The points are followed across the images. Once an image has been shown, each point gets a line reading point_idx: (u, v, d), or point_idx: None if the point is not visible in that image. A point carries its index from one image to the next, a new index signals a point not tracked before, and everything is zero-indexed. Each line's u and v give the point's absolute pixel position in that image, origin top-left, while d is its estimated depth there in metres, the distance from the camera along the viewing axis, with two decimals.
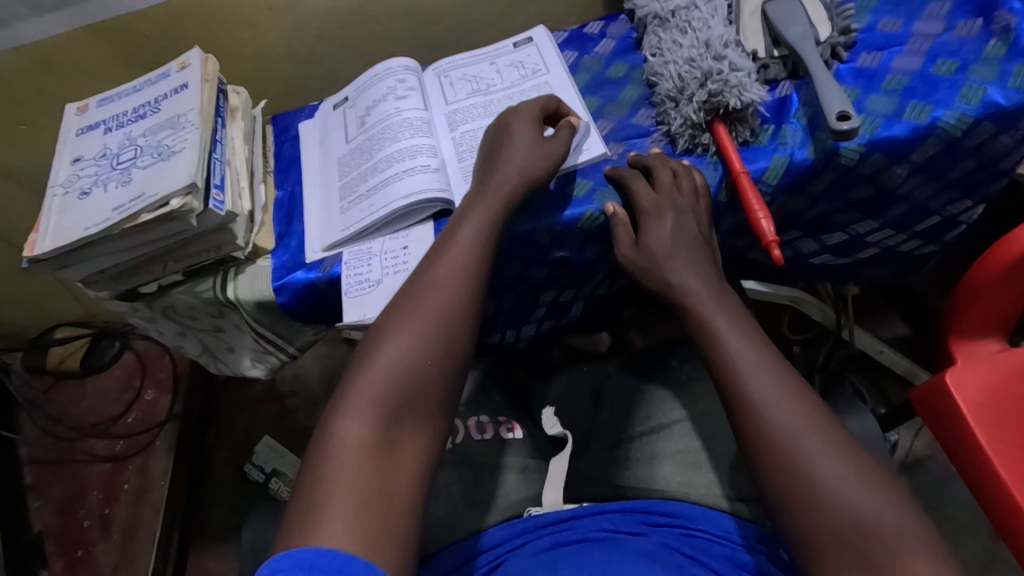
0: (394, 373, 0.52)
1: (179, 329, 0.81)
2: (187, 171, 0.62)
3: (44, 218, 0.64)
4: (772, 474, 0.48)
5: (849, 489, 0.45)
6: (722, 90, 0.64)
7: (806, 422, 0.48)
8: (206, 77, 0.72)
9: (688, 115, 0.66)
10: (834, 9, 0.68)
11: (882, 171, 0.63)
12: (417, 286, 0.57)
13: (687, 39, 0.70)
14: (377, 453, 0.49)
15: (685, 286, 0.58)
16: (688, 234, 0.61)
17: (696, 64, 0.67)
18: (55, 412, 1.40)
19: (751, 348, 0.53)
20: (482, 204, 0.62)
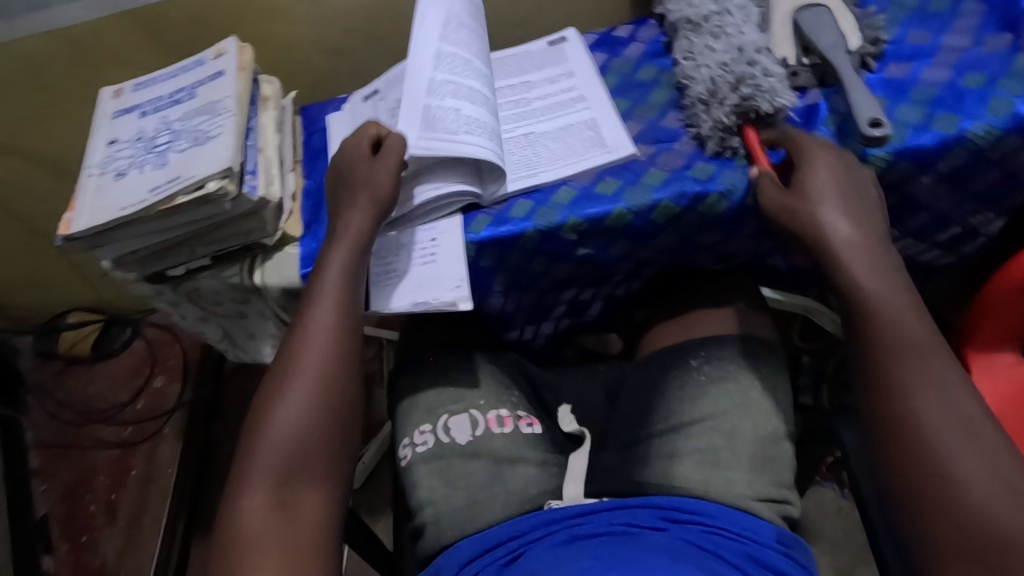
0: (288, 437, 0.55)
1: (201, 314, 0.81)
2: (225, 155, 0.63)
3: (80, 197, 0.65)
4: (899, 456, 0.51)
5: (981, 486, 0.47)
6: (755, 94, 0.66)
7: (950, 417, 0.50)
8: (241, 65, 0.73)
9: (719, 119, 0.67)
10: (864, 20, 0.70)
11: (908, 179, 0.64)
12: (292, 345, 0.60)
13: (719, 43, 0.71)
14: (280, 515, 0.52)
15: (828, 236, 0.58)
16: (848, 193, 0.60)
17: (729, 69, 0.68)
18: (63, 397, 1.40)
19: (912, 326, 0.54)
20: (336, 252, 0.63)
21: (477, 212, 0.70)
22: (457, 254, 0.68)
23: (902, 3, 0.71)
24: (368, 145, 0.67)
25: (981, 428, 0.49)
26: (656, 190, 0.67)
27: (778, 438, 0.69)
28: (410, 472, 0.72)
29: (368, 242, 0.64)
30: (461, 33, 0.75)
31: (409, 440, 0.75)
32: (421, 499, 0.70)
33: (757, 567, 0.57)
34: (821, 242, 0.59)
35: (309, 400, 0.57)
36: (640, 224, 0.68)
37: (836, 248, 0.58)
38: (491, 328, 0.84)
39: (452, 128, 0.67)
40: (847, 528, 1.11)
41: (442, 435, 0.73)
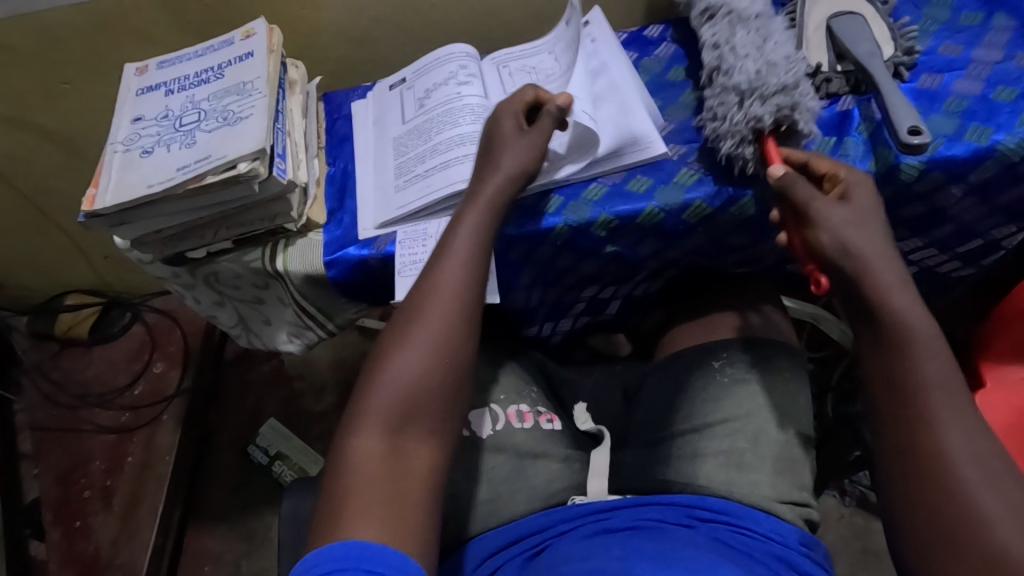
0: (409, 387, 0.54)
1: (217, 298, 0.80)
2: (257, 135, 0.62)
3: (105, 173, 0.64)
4: (928, 493, 0.50)
5: (1010, 527, 0.47)
6: (797, 105, 0.63)
7: (978, 457, 0.50)
8: (271, 47, 0.72)
9: (756, 113, 0.63)
10: (897, 30, 0.70)
11: (939, 189, 0.64)
12: (413, 304, 0.58)
13: (769, 42, 0.68)
14: (393, 463, 0.50)
15: (863, 253, 0.56)
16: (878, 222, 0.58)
17: (776, 69, 0.65)
18: (59, 379, 1.37)
19: (939, 355, 0.53)
20: (471, 212, 0.62)
21: None
22: None
23: (934, 16, 0.72)
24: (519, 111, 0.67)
25: (1000, 467, 0.50)
26: (689, 190, 0.67)
27: (801, 442, 0.69)
28: None
29: (501, 206, 0.63)
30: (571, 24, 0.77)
31: None
32: None
33: (782, 566, 0.57)
34: (856, 260, 0.56)
35: (433, 355, 0.55)
36: (670, 223, 0.68)
37: (874, 266, 0.55)
38: (510, 323, 0.83)
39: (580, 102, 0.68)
40: (848, 536, 1.12)
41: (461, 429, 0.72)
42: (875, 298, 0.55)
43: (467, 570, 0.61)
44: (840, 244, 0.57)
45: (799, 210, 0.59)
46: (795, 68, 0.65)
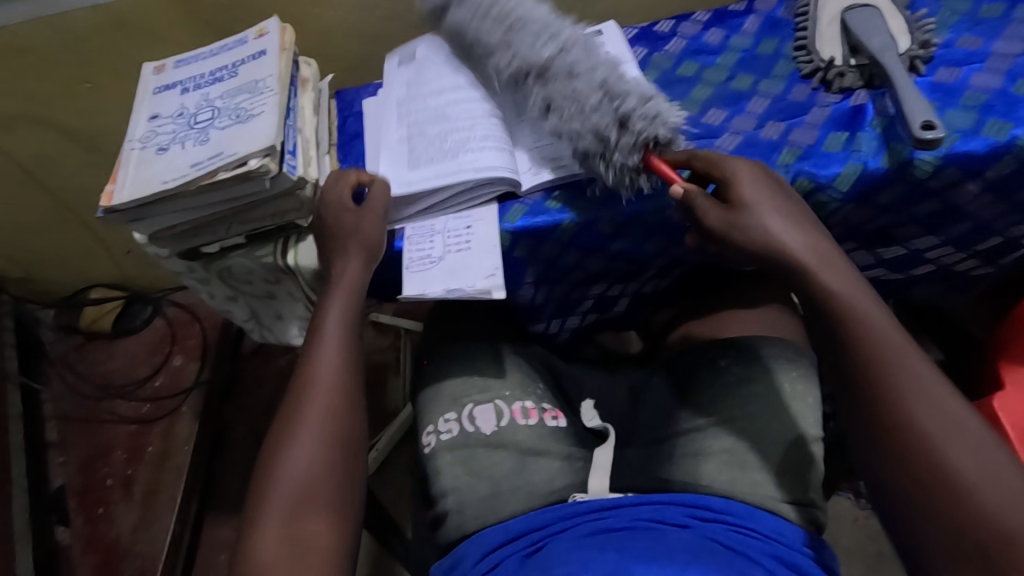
0: (300, 482, 0.55)
1: (231, 293, 0.82)
2: (268, 132, 0.63)
3: (123, 169, 0.66)
4: (898, 459, 0.49)
5: (983, 487, 0.46)
6: (647, 125, 0.64)
7: (947, 419, 0.48)
8: (283, 46, 0.73)
9: (624, 162, 0.64)
10: (914, 22, 0.69)
11: (954, 186, 0.62)
12: (297, 396, 0.60)
13: (580, 82, 0.68)
14: (293, 549, 0.51)
15: (778, 243, 0.57)
16: (788, 205, 0.60)
17: (601, 108, 0.66)
18: (84, 370, 1.42)
19: (885, 326, 0.53)
20: (336, 301, 0.65)
21: (512, 202, 0.70)
22: (493, 243, 0.67)
23: (953, 8, 0.70)
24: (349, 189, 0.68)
25: (966, 425, 0.48)
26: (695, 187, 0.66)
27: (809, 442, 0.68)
28: (434, 460, 0.72)
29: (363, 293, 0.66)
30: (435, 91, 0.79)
31: (433, 428, 0.75)
32: (444, 486, 0.70)
33: (784, 567, 0.56)
34: (781, 254, 0.57)
35: (321, 441, 0.57)
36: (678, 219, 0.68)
37: (791, 251, 0.57)
38: (517, 320, 0.83)
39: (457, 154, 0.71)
40: (862, 539, 1.10)
41: (467, 424, 0.73)
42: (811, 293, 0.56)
43: (468, 564, 0.61)
44: (758, 244, 0.58)
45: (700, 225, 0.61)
46: (618, 99, 0.66)
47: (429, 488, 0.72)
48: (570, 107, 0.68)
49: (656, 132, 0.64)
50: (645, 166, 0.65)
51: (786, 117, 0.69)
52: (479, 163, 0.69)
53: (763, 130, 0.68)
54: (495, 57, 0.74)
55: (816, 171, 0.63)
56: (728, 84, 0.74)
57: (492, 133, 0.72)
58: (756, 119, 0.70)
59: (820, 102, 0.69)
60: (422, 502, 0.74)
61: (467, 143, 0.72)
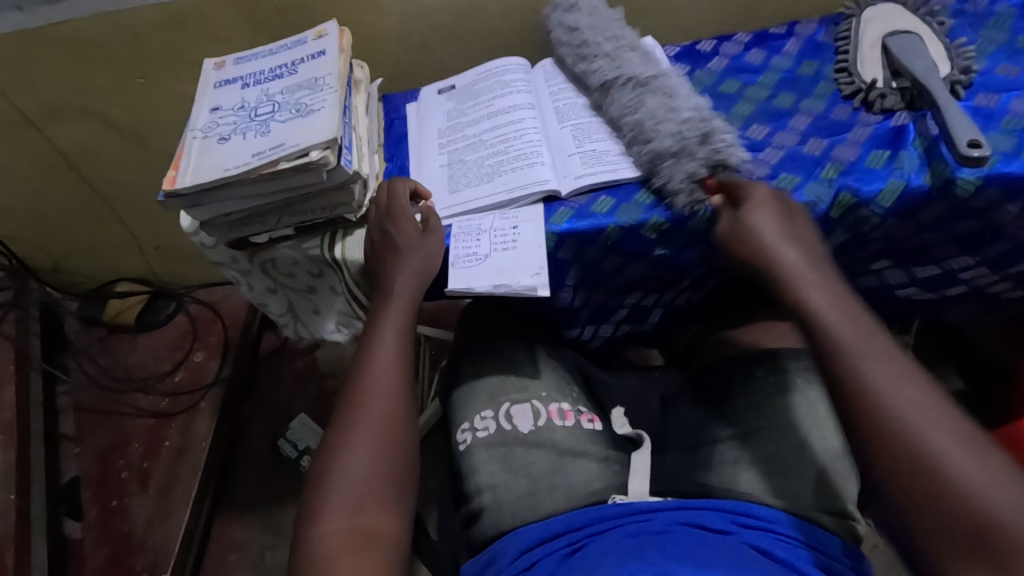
0: (363, 473, 0.56)
1: (271, 286, 0.84)
2: (329, 127, 0.65)
3: (185, 157, 0.68)
4: (874, 443, 0.48)
5: (957, 456, 0.46)
6: (727, 148, 0.68)
7: (908, 385, 0.50)
8: (341, 48, 0.76)
9: (690, 170, 0.67)
10: (955, 50, 0.71)
11: (994, 206, 0.64)
12: (356, 389, 0.62)
13: (684, 100, 0.73)
14: (361, 541, 0.52)
15: (777, 259, 0.60)
16: (798, 223, 0.63)
17: (692, 122, 0.70)
18: (105, 362, 1.43)
19: (848, 311, 0.55)
20: (391, 311, 0.66)
21: (557, 204, 0.71)
22: (538, 243, 0.68)
23: (991, 38, 0.73)
24: (406, 194, 0.72)
25: (964, 424, 0.47)
26: None
27: (839, 457, 0.67)
28: (469, 457, 0.73)
29: (418, 305, 0.68)
30: (477, 109, 0.83)
31: (469, 426, 0.76)
32: (480, 484, 0.70)
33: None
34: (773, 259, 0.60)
35: (376, 442, 0.58)
36: None
37: (792, 269, 0.59)
38: (552, 325, 0.85)
39: (492, 173, 0.75)
40: (884, 567, 1.09)
41: (503, 422, 0.74)
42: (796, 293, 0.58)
43: (504, 561, 0.61)
44: (763, 256, 0.61)
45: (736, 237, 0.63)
46: (707, 122, 0.70)
47: (463, 485, 0.72)
48: (657, 137, 0.70)
49: (721, 158, 0.68)
50: (706, 185, 0.67)
51: (828, 134, 0.71)
52: (513, 182, 0.73)
53: (806, 146, 0.70)
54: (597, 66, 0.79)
55: (858, 187, 0.65)
56: (769, 102, 0.77)
57: (529, 152, 0.75)
58: (799, 135, 0.72)
59: (861, 121, 0.71)
60: (453, 499, 0.74)
61: (502, 165, 0.75)
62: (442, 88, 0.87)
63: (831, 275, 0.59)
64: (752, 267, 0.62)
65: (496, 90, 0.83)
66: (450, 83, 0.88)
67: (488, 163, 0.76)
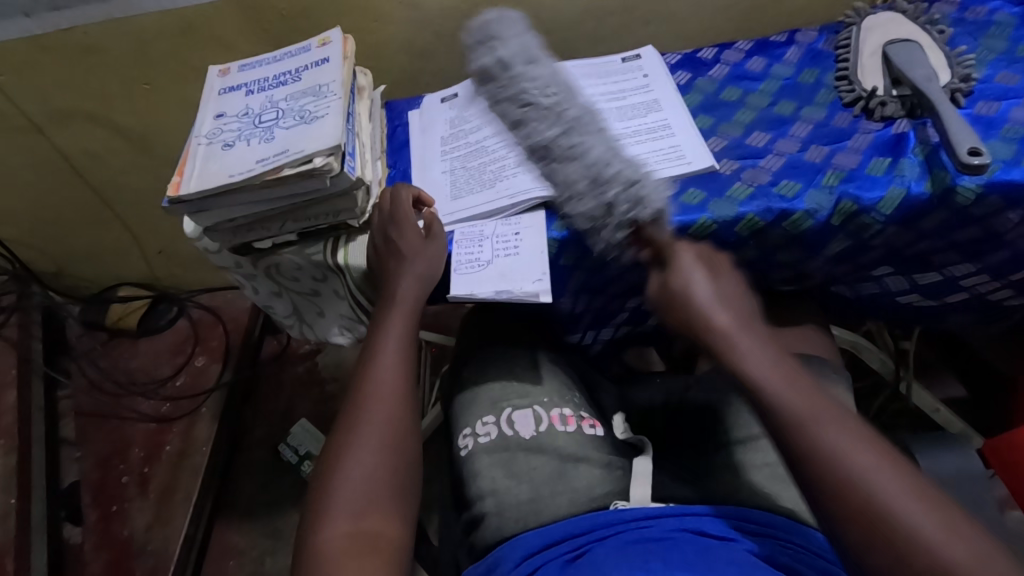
0: (365, 479, 0.56)
1: (275, 289, 0.84)
2: (333, 134, 0.66)
3: (189, 163, 0.68)
4: (829, 504, 0.46)
5: (912, 511, 0.43)
6: (635, 206, 0.62)
7: (856, 441, 0.47)
8: (345, 55, 0.76)
9: (608, 239, 0.64)
10: (954, 58, 0.72)
11: (995, 214, 0.64)
12: (359, 394, 0.62)
13: (587, 155, 0.65)
14: (365, 546, 0.52)
15: (709, 321, 0.57)
16: (729, 281, 0.61)
17: (596, 182, 0.63)
18: (106, 367, 1.42)
19: (783, 376, 0.52)
20: (393, 317, 0.66)
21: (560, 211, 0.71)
22: (541, 249, 0.69)
23: (990, 46, 0.74)
24: (409, 201, 0.72)
25: (913, 475, 0.45)
26: (742, 203, 0.67)
27: None
28: (471, 462, 0.73)
29: (421, 311, 0.68)
30: (478, 115, 0.83)
31: (471, 431, 0.76)
32: (482, 489, 0.70)
33: None
34: (704, 321, 0.57)
35: (380, 445, 0.58)
36: (728, 227, 0.67)
37: (726, 332, 0.56)
38: (554, 331, 0.85)
39: (492, 179, 0.76)
40: None
41: (506, 428, 0.74)
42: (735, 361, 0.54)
43: (506, 568, 0.60)
44: (696, 320, 0.57)
45: (673, 299, 0.59)
46: (604, 182, 0.63)
47: (465, 490, 0.72)
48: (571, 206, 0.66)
49: (632, 215, 0.62)
50: (633, 238, 0.65)
51: (829, 142, 0.72)
52: (515, 188, 0.73)
53: (807, 153, 0.71)
54: (529, 124, 0.68)
55: (859, 194, 0.65)
56: (770, 109, 0.78)
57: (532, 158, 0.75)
58: (800, 142, 0.73)
59: (862, 128, 0.72)
60: (455, 506, 0.75)
61: (504, 172, 0.76)
62: (445, 96, 0.89)
63: (760, 332, 0.56)
64: (692, 335, 0.58)
65: None
66: (453, 89, 0.89)
67: (490, 168, 0.77)
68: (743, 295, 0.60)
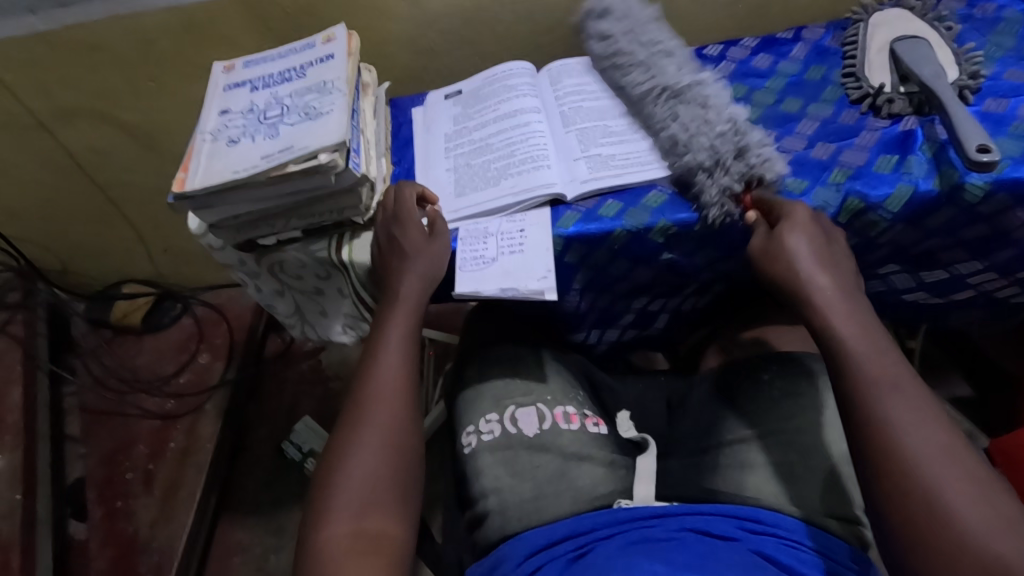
0: (367, 478, 0.56)
1: (278, 288, 0.84)
2: (338, 130, 0.66)
3: (194, 159, 0.68)
4: (883, 471, 0.49)
5: (962, 499, 0.46)
6: (761, 163, 0.67)
7: (926, 423, 0.49)
8: (350, 52, 0.76)
9: (726, 185, 0.66)
10: (962, 54, 0.71)
11: (1002, 212, 0.64)
12: (362, 394, 0.62)
13: (717, 117, 0.71)
14: (367, 546, 0.53)
15: (802, 284, 0.58)
16: (834, 249, 0.61)
17: (725, 135, 0.69)
18: (110, 364, 1.43)
19: (878, 346, 0.54)
20: (396, 317, 0.66)
21: (564, 208, 0.71)
22: (546, 246, 0.69)
23: (998, 43, 0.73)
24: (414, 199, 0.72)
25: (976, 467, 0.47)
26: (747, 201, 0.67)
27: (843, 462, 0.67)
28: (474, 460, 0.73)
29: (423, 310, 0.67)
30: (481, 113, 0.84)
31: (474, 428, 0.75)
32: (485, 487, 0.70)
33: None
34: (796, 285, 0.59)
35: (383, 444, 0.58)
36: (736, 233, 0.68)
37: (816, 298, 0.57)
38: (558, 328, 0.85)
39: (496, 176, 0.76)
40: None
41: (509, 426, 0.74)
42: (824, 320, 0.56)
43: (508, 566, 0.60)
44: (788, 279, 0.59)
45: (761, 260, 0.62)
46: (739, 135, 0.69)
47: (468, 488, 0.72)
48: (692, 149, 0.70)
49: (754, 170, 0.67)
50: (744, 200, 0.67)
51: (835, 139, 0.71)
52: (519, 185, 0.73)
53: (813, 150, 0.70)
54: (632, 78, 0.79)
55: (866, 192, 0.65)
56: (776, 107, 0.77)
57: (536, 155, 0.75)
58: (806, 139, 0.72)
59: (869, 126, 0.71)
60: (458, 503, 0.74)
61: (509, 169, 0.76)
62: (449, 94, 0.89)
63: (861, 302, 0.57)
64: (782, 290, 0.60)
65: (502, 94, 0.84)
66: (456, 87, 0.89)
67: (494, 166, 0.77)
68: (847, 262, 0.61)
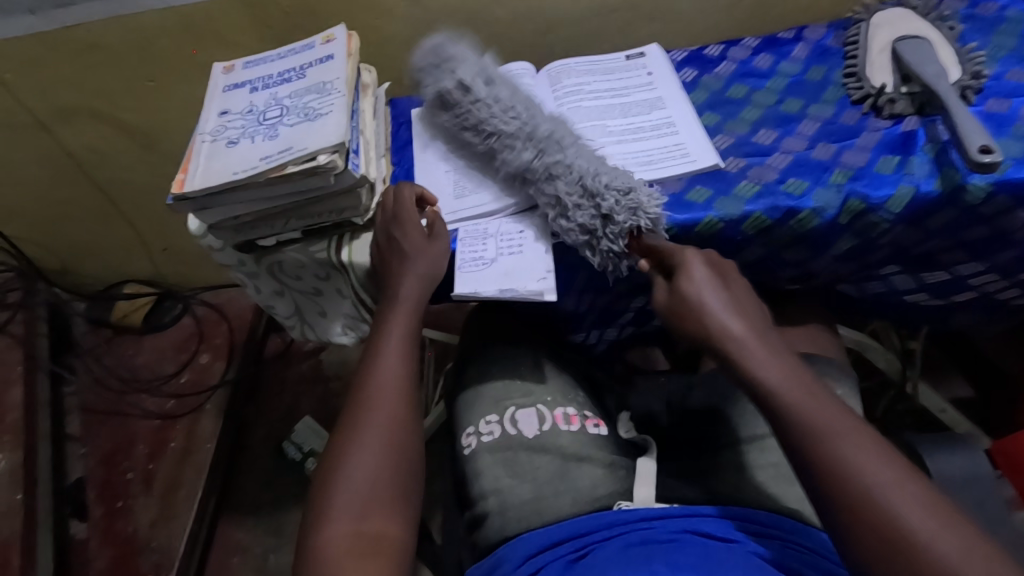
0: (368, 480, 0.56)
1: (277, 288, 0.84)
2: (337, 131, 0.66)
3: (194, 160, 0.68)
4: (841, 512, 0.46)
5: (927, 528, 0.43)
6: (631, 214, 0.65)
7: (875, 456, 0.47)
8: (349, 52, 0.76)
9: (609, 247, 0.66)
10: (965, 54, 0.71)
11: (1004, 213, 0.63)
12: (362, 395, 0.61)
13: (568, 167, 0.68)
14: (368, 548, 0.52)
15: (722, 329, 0.56)
16: (740, 291, 0.60)
17: (593, 189, 0.66)
18: (110, 364, 1.43)
19: (798, 390, 0.52)
20: (397, 319, 0.66)
21: None
22: (546, 247, 0.68)
23: (1001, 43, 0.73)
24: (414, 199, 0.71)
25: (931, 492, 0.46)
26: (748, 202, 0.67)
27: None
28: (475, 461, 0.73)
29: (422, 313, 0.67)
30: None
31: (474, 429, 0.75)
32: (485, 488, 0.70)
33: None
34: (718, 329, 0.56)
35: (382, 446, 0.58)
36: (727, 235, 0.68)
37: (739, 342, 0.55)
38: (558, 330, 0.84)
39: (495, 178, 0.76)
40: None
41: (509, 426, 0.74)
42: (742, 369, 0.54)
43: (508, 568, 0.60)
44: (705, 326, 0.57)
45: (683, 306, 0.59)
46: (597, 193, 0.66)
47: (468, 490, 0.72)
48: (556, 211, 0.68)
49: (632, 224, 0.65)
50: (632, 248, 0.66)
51: (837, 139, 0.71)
52: (519, 187, 0.73)
53: (814, 151, 0.70)
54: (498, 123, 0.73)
55: (867, 193, 0.64)
56: (777, 107, 0.77)
57: None
58: (807, 140, 0.72)
59: (870, 126, 0.71)
60: (458, 505, 0.74)
61: None
62: None
63: (777, 340, 0.56)
64: (699, 337, 0.58)
65: None
66: None
67: (494, 167, 0.77)
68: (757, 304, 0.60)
